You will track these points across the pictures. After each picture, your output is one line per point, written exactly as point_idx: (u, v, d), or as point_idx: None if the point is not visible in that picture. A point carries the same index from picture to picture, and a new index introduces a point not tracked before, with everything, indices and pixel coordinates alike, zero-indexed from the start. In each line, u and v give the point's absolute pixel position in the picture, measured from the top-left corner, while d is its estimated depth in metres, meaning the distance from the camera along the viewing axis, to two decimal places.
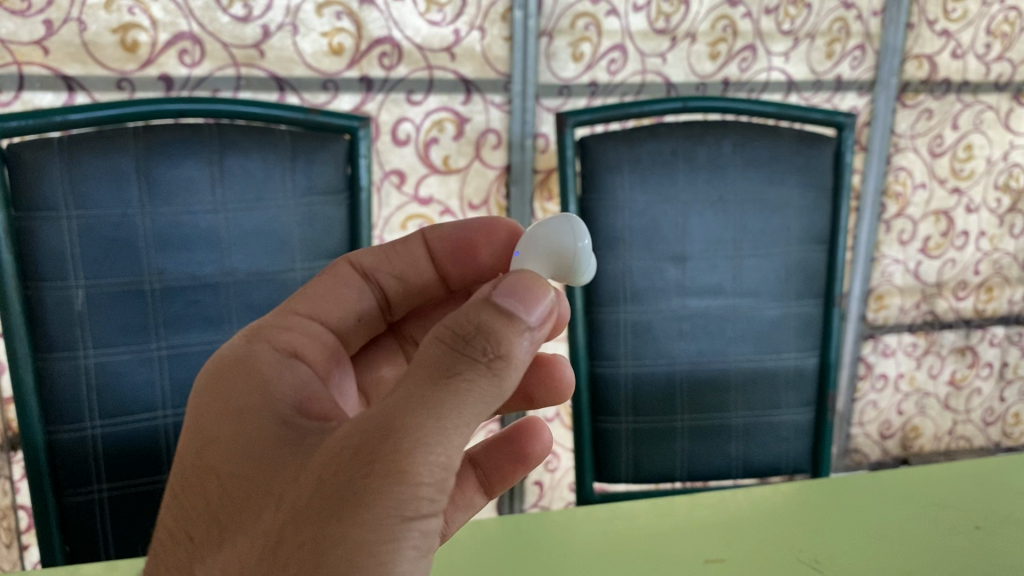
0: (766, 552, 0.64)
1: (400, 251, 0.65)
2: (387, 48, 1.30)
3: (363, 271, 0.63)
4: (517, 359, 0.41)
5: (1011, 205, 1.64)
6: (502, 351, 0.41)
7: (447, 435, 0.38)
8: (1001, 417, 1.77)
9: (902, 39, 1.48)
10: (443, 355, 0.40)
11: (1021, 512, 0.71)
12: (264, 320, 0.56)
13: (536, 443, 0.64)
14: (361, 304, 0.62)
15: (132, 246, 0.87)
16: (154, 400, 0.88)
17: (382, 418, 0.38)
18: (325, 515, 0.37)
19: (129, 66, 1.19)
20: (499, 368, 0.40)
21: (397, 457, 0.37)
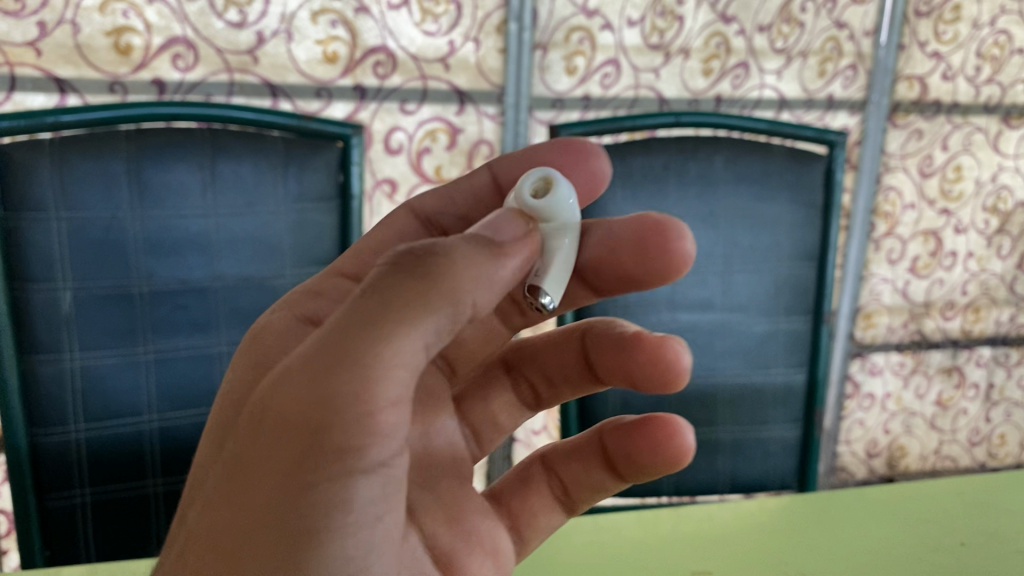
0: (750, 565, 0.64)
1: (467, 197, 0.58)
2: (381, 58, 1.30)
3: (425, 218, 0.58)
4: (479, 277, 0.36)
5: (999, 226, 1.65)
6: (450, 265, 0.35)
7: (372, 382, 0.33)
8: (986, 437, 1.76)
9: (893, 59, 1.50)
10: (380, 272, 0.34)
11: (1008, 528, 0.71)
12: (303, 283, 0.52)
13: (665, 441, 0.54)
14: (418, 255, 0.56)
15: (120, 249, 0.87)
16: (140, 404, 0.88)
17: (307, 359, 0.34)
18: (251, 471, 0.36)
19: (122, 69, 1.18)
20: (435, 276, 0.34)
21: (312, 409, 0.33)
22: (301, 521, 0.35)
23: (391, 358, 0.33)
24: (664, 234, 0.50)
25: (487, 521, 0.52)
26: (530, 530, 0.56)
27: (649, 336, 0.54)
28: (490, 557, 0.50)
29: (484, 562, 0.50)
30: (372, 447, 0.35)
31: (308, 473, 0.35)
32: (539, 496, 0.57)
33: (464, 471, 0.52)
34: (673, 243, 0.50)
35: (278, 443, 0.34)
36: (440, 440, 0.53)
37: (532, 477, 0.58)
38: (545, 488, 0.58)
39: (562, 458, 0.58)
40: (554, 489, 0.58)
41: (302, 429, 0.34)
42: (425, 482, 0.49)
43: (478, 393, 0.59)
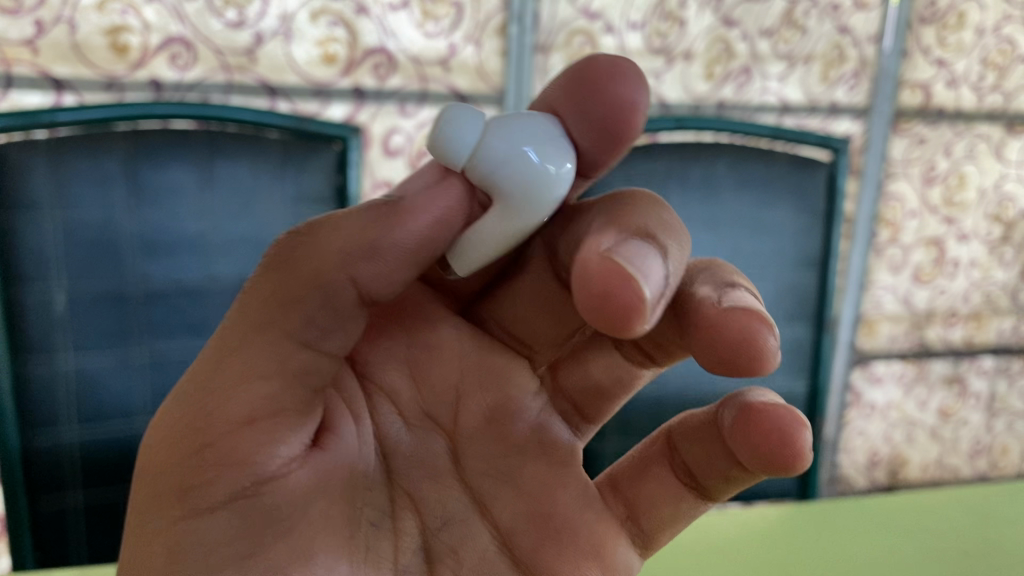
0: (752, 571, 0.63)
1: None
2: (380, 59, 1.28)
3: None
4: (344, 258, 0.37)
5: (1002, 235, 1.63)
6: (319, 231, 0.38)
7: (231, 352, 0.37)
8: (987, 447, 1.74)
9: (897, 66, 1.48)
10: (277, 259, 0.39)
11: (1013, 539, 0.69)
12: None
13: (797, 443, 0.38)
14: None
15: (115, 250, 0.86)
16: (134, 405, 0.86)
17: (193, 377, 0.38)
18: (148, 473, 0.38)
19: (118, 68, 1.17)
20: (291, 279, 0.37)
21: (187, 390, 0.37)
22: (173, 526, 0.36)
23: (252, 330, 0.37)
24: (607, 274, 0.30)
25: (589, 516, 0.43)
26: (650, 524, 0.44)
27: (735, 307, 0.36)
28: (585, 556, 0.42)
29: (582, 567, 0.42)
30: (229, 438, 0.36)
31: (171, 469, 0.36)
32: (658, 485, 0.45)
33: (559, 453, 0.44)
34: (613, 291, 0.30)
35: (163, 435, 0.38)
36: (522, 423, 0.43)
37: (653, 464, 0.45)
38: (665, 474, 0.45)
39: (682, 440, 0.44)
40: (680, 475, 0.45)
41: (176, 416, 0.37)
42: (499, 474, 0.43)
43: (577, 353, 0.47)
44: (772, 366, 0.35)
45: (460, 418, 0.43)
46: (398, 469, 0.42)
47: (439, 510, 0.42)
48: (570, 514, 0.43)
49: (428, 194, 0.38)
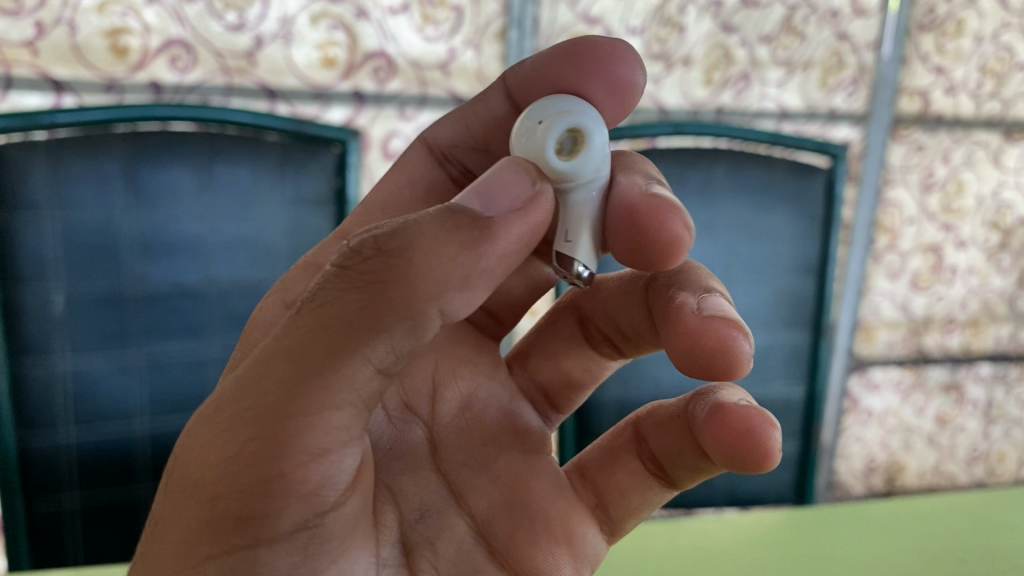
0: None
1: (486, 118, 0.48)
2: (380, 63, 1.29)
3: (438, 153, 0.49)
4: (442, 280, 0.30)
5: (1000, 242, 1.63)
6: (411, 250, 0.29)
7: (308, 387, 0.30)
8: (985, 455, 1.74)
9: (895, 73, 1.49)
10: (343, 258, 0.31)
11: (1013, 545, 0.70)
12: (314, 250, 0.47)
13: (759, 436, 0.38)
14: (433, 187, 0.49)
15: (113, 252, 0.86)
16: (130, 407, 0.86)
17: (248, 396, 0.31)
18: (185, 482, 0.32)
19: (118, 70, 1.17)
20: (384, 305, 0.29)
21: (251, 417, 0.30)
22: (225, 556, 0.32)
23: (332, 359, 0.30)
24: (656, 210, 0.37)
25: (560, 502, 0.44)
26: (619, 513, 0.46)
27: (713, 315, 0.38)
28: (560, 543, 0.43)
29: (554, 553, 0.43)
30: (303, 473, 0.31)
31: (234, 498, 0.31)
32: (627, 476, 0.46)
33: (530, 441, 0.45)
34: (664, 226, 0.37)
35: (210, 456, 0.31)
36: (490, 411, 0.45)
37: (621, 454, 0.47)
38: (634, 463, 0.47)
39: (650, 429, 0.46)
40: (648, 464, 0.46)
41: (234, 439, 0.31)
42: (474, 462, 0.44)
43: (547, 346, 0.51)
44: (741, 370, 0.37)
45: (435, 409, 0.44)
46: (380, 457, 0.41)
47: (416, 500, 0.41)
48: (540, 499, 0.43)
49: (519, 212, 0.32)
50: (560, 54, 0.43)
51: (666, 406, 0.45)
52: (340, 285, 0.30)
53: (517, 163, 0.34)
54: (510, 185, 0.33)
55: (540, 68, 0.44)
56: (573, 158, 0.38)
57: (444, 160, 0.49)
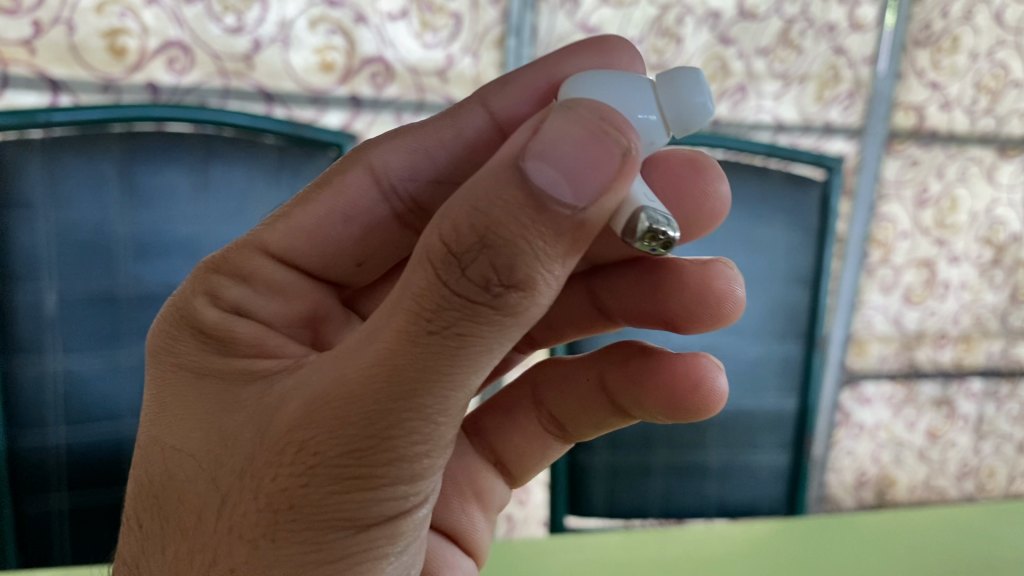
0: None
1: (452, 146, 0.47)
2: (378, 69, 1.29)
3: (386, 183, 0.47)
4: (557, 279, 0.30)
5: (993, 258, 1.60)
6: (533, 260, 0.29)
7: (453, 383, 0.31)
8: (975, 470, 1.70)
9: (891, 89, 1.49)
10: (445, 264, 0.29)
11: (1006, 563, 0.70)
12: (224, 259, 0.46)
13: (710, 380, 0.47)
14: (369, 217, 0.48)
15: (109, 253, 0.86)
16: (121, 408, 0.85)
17: (389, 404, 0.31)
18: (306, 490, 0.33)
19: (115, 70, 1.17)
20: (515, 304, 0.30)
21: (383, 434, 0.32)
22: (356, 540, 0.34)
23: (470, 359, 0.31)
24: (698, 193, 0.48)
25: (470, 467, 0.56)
26: (518, 469, 0.58)
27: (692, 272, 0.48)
28: (472, 499, 0.56)
29: (467, 509, 0.55)
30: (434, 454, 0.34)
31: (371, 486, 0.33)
32: (523, 437, 0.57)
33: None
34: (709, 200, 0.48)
35: (341, 472, 0.32)
36: None
37: (529, 413, 0.57)
38: (536, 423, 0.57)
39: (551, 395, 0.56)
40: (550, 425, 0.57)
41: (376, 438, 0.32)
42: None
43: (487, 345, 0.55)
44: (734, 317, 0.48)
45: None
46: None
47: None
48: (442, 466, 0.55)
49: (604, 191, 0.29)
50: (577, 51, 0.44)
51: (571, 374, 0.55)
52: (454, 300, 0.29)
53: (567, 119, 0.29)
54: (583, 147, 0.29)
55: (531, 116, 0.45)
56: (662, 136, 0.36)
57: (388, 190, 0.47)
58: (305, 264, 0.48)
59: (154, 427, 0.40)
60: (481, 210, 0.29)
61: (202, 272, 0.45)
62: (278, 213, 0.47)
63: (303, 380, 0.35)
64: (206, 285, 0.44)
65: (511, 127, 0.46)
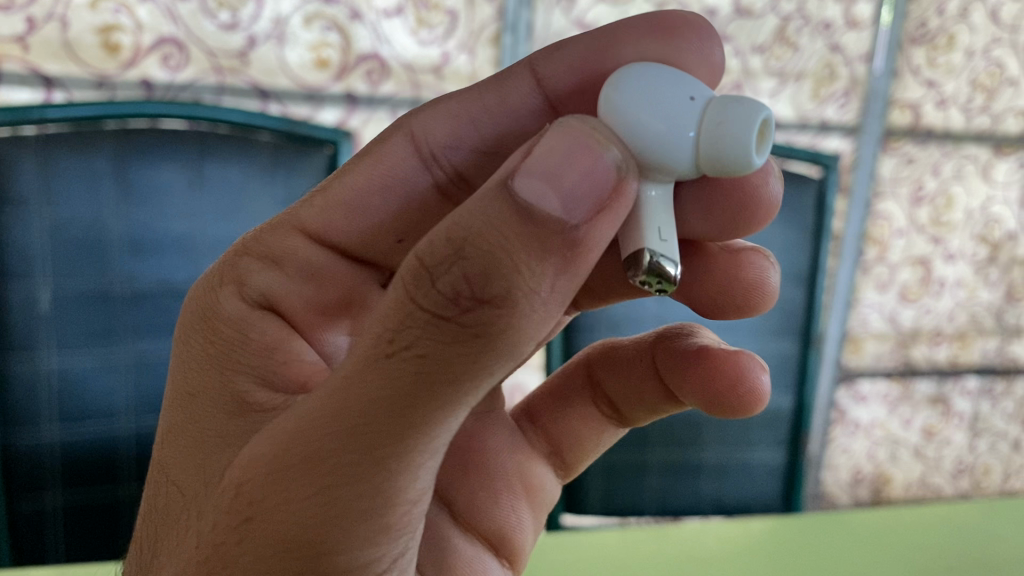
0: None
1: (497, 114, 0.48)
2: (373, 66, 1.28)
3: (425, 151, 0.49)
4: (532, 309, 0.28)
5: (988, 256, 1.60)
6: (508, 280, 0.28)
7: (419, 418, 0.29)
8: (970, 468, 1.70)
9: (887, 86, 1.49)
10: (421, 286, 0.28)
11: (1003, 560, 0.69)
12: (259, 241, 0.49)
13: (751, 379, 0.45)
14: (409, 185, 0.50)
15: (102, 250, 0.85)
16: (117, 406, 0.84)
17: (350, 432, 0.30)
18: (262, 522, 0.31)
19: (109, 67, 1.16)
20: (485, 333, 0.28)
21: (345, 471, 0.30)
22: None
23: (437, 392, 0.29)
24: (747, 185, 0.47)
25: (515, 459, 0.55)
26: (573, 457, 0.58)
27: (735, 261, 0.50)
28: (522, 495, 0.54)
29: (517, 507, 0.53)
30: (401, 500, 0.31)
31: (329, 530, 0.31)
32: (580, 422, 0.58)
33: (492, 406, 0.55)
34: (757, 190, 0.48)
35: (297, 506, 0.31)
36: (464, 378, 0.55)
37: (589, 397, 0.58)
38: (593, 407, 0.58)
39: (608, 376, 0.57)
40: (604, 407, 0.58)
41: (335, 472, 0.30)
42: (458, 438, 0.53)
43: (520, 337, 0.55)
44: (765, 307, 0.50)
45: None
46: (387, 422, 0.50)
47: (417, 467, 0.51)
48: (495, 458, 0.54)
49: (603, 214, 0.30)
50: (644, 22, 0.42)
51: (628, 360, 0.55)
52: (428, 324, 0.28)
53: (578, 135, 0.31)
54: (584, 179, 0.29)
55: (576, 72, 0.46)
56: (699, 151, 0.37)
57: (428, 158, 0.49)
58: (342, 240, 0.50)
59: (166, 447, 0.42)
60: (459, 226, 0.28)
61: (237, 253, 0.49)
62: (317, 190, 0.51)
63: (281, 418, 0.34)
64: (236, 268, 0.48)
65: (557, 91, 0.47)
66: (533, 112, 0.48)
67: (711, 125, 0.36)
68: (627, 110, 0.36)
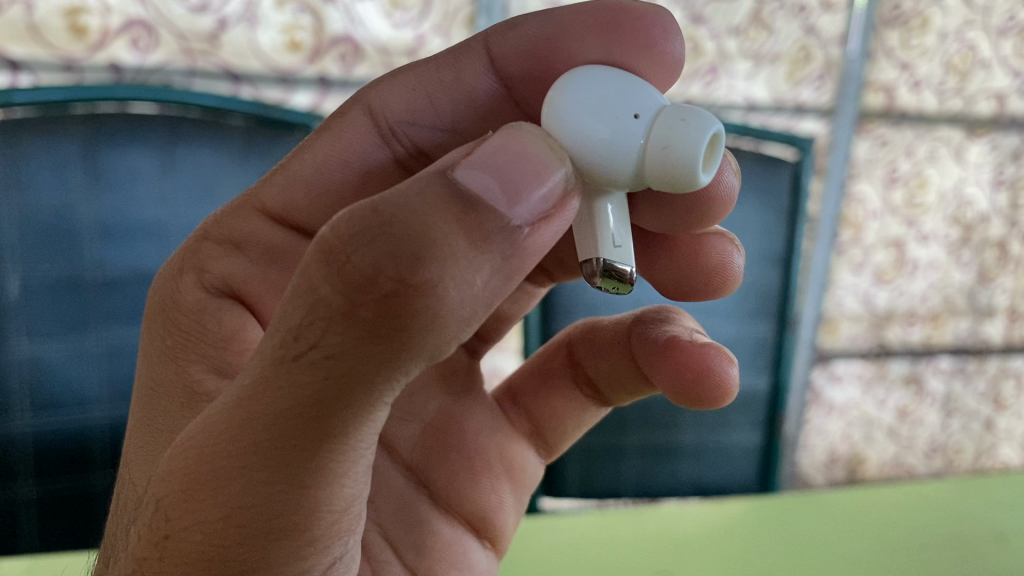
0: (718, 562, 0.64)
1: (452, 91, 0.49)
2: (345, 49, 1.27)
3: (385, 127, 0.50)
4: (456, 301, 0.27)
5: (960, 238, 1.60)
6: (429, 272, 0.26)
7: (339, 415, 0.28)
8: (943, 447, 1.72)
9: (862, 69, 1.48)
10: (328, 285, 0.27)
11: (973, 534, 0.70)
12: (223, 225, 0.50)
13: (717, 373, 0.45)
14: (368, 161, 0.50)
15: (70, 236, 0.83)
16: (87, 395, 0.83)
17: (265, 436, 0.28)
18: (181, 527, 0.30)
19: (76, 51, 1.14)
20: (403, 329, 0.27)
21: (264, 483, 0.29)
22: None
23: (355, 390, 0.28)
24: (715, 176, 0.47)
25: (496, 440, 0.54)
26: (553, 437, 0.57)
27: (701, 250, 0.49)
28: (504, 476, 0.54)
29: (497, 489, 0.53)
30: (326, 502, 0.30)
31: (248, 536, 0.30)
32: (560, 401, 0.58)
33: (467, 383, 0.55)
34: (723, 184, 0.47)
35: (215, 511, 0.30)
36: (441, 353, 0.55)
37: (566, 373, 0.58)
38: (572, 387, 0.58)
39: (586, 354, 0.57)
40: (586, 387, 0.58)
41: (250, 477, 0.29)
42: (438, 421, 0.52)
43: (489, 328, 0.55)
44: (732, 287, 0.50)
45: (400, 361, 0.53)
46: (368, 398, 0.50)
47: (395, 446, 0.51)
48: (472, 438, 0.53)
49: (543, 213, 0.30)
50: (588, 16, 0.43)
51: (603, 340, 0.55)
52: (338, 327, 0.27)
53: (511, 139, 0.31)
54: (519, 174, 0.29)
55: (526, 45, 0.46)
56: (643, 157, 0.36)
57: (386, 133, 0.50)
58: (304, 221, 0.50)
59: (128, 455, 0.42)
60: (383, 208, 0.27)
61: (195, 240, 0.49)
62: (276, 169, 0.51)
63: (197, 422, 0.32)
64: (194, 255, 0.48)
65: (511, 67, 0.47)
66: (488, 93, 0.49)
67: (657, 146, 0.35)
68: (574, 110, 0.36)
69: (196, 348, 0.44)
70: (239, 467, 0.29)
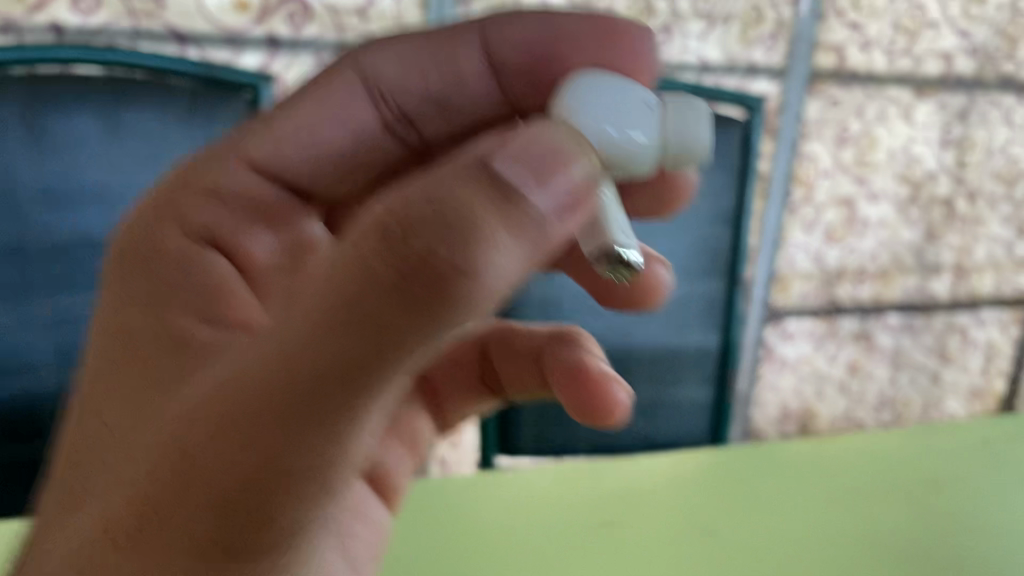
0: (657, 517, 0.65)
1: (441, 70, 0.52)
2: (294, 9, 1.25)
3: (377, 90, 0.52)
4: (493, 286, 0.28)
5: (910, 196, 1.62)
6: (472, 256, 0.27)
7: (367, 377, 0.30)
8: (890, 400, 1.77)
9: (813, 29, 1.46)
10: (375, 258, 0.28)
11: (905, 481, 0.72)
12: (199, 165, 0.52)
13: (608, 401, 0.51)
14: (362, 126, 0.52)
15: (12, 200, 0.82)
16: (35, 358, 0.85)
17: (300, 389, 0.30)
18: (205, 460, 0.32)
19: (16, 11, 1.11)
20: (441, 306, 0.28)
21: (287, 436, 0.31)
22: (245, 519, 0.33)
23: (388, 355, 0.29)
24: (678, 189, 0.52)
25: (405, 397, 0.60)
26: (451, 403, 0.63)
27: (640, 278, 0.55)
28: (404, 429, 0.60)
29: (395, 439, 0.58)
30: (343, 454, 0.32)
31: (268, 474, 0.32)
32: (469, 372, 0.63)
33: None
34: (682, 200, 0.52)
35: (240, 448, 0.31)
36: None
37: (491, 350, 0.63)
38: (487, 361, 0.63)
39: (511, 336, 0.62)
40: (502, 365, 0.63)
41: (278, 423, 0.31)
42: None
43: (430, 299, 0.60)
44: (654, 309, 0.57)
45: None
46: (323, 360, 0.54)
47: None
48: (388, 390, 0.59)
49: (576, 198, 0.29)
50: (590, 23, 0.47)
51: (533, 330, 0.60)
52: (379, 300, 0.28)
53: (556, 134, 0.31)
54: (556, 164, 0.29)
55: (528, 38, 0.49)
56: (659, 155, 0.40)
57: (378, 99, 0.52)
58: (286, 173, 0.53)
59: (99, 383, 0.43)
60: (436, 193, 0.27)
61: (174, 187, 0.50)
62: (264, 120, 0.52)
63: (229, 360, 0.34)
64: (172, 205, 0.50)
65: (505, 55, 0.50)
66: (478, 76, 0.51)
67: (676, 144, 0.40)
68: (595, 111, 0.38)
69: (181, 297, 0.46)
70: (267, 421, 0.31)
